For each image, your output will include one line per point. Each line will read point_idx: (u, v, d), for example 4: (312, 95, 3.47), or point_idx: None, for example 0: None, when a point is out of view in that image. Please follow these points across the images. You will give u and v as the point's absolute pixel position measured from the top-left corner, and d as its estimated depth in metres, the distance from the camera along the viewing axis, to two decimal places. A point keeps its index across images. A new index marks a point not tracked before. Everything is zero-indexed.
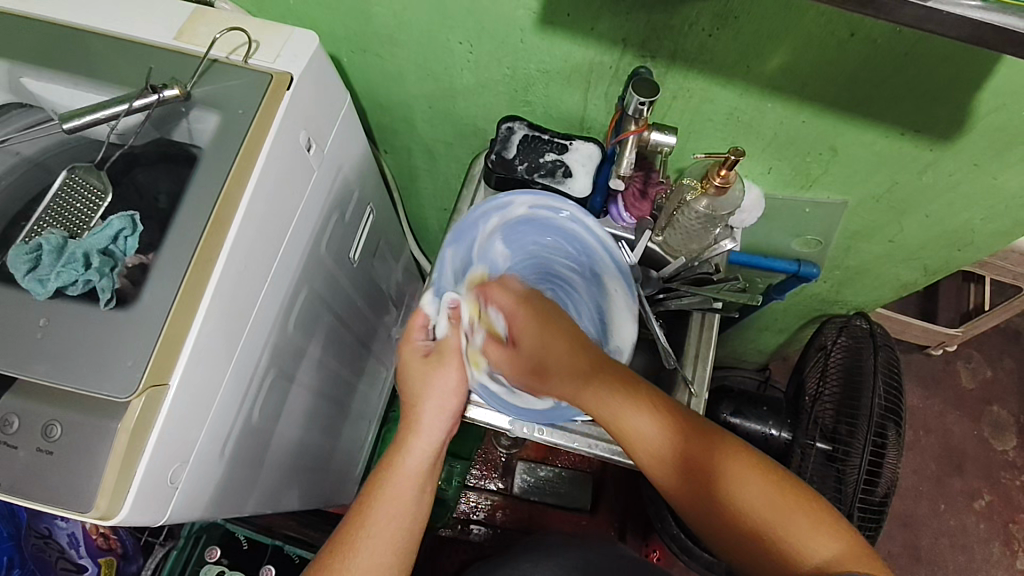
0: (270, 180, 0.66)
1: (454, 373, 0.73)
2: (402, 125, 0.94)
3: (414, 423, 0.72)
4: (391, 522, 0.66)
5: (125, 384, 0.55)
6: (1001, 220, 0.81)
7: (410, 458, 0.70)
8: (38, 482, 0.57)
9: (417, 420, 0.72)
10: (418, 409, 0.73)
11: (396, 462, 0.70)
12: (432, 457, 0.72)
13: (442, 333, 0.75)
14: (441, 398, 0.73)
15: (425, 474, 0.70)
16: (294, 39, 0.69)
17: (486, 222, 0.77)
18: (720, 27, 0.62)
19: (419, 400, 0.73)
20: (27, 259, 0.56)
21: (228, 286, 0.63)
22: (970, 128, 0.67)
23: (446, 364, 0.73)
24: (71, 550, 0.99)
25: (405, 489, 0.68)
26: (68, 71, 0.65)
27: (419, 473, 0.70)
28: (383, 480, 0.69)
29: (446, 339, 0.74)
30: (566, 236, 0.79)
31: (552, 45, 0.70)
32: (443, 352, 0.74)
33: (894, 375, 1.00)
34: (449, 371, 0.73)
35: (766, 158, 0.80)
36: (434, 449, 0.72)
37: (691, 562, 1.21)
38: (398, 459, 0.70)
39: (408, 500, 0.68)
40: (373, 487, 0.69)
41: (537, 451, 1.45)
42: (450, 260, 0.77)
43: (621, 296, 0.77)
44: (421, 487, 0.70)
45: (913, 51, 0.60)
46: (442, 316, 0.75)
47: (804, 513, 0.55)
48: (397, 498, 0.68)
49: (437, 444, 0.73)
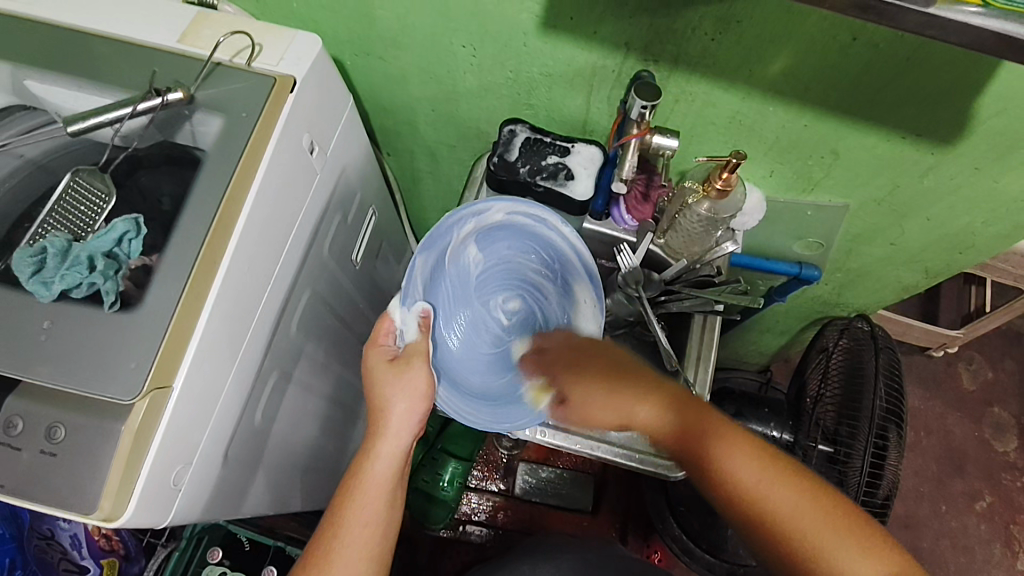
0: (274, 183, 0.66)
1: (424, 377, 0.70)
2: (405, 127, 0.94)
3: (382, 426, 0.68)
4: (364, 530, 0.64)
5: (130, 386, 0.55)
6: (1003, 223, 0.81)
7: (379, 463, 0.67)
8: (43, 484, 0.57)
9: (385, 423, 0.68)
10: (385, 413, 0.68)
11: (365, 468, 0.66)
12: (401, 460, 0.69)
13: (410, 340, 0.72)
14: (409, 400, 0.69)
15: (395, 480, 0.67)
16: (298, 43, 0.69)
17: (461, 227, 0.78)
18: (722, 32, 0.62)
19: (387, 404, 0.69)
20: (31, 261, 0.56)
21: (232, 289, 0.63)
22: (971, 132, 0.67)
23: (415, 368, 0.70)
24: (73, 552, 1.00)
25: (376, 498, 0.65)
26: (72, 74, 0.65)
27: (388, 477, 0.67)
28: (353, 486, 0.66)
29: (415, 345, 0.72)
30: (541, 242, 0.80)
31: (555, 49, 0.70)
32: (410, 356, 0.71)
33: (895, 377, 1.00)
34: (417, 373, 0.70)
35: (768, 161, 0.80)
36: (403, 453, 0.69)
37: (691, 562, 1.24)
38: (366, 465, 0.67)
39: (379, 506, 0.65)
40: (345, 492, 0.66)
41: (538, 453, 1.45)
42: (420, 267, 0.76)
43: (590, 305, 0.80)
44: (393, 492, 0.67)
45: (915, 56, 0.60)
46: (411, 321, 0.73)
47: (848, 532, 0.55)
48: (368, 505, 0.65)
49: (405, 447, 0.69)
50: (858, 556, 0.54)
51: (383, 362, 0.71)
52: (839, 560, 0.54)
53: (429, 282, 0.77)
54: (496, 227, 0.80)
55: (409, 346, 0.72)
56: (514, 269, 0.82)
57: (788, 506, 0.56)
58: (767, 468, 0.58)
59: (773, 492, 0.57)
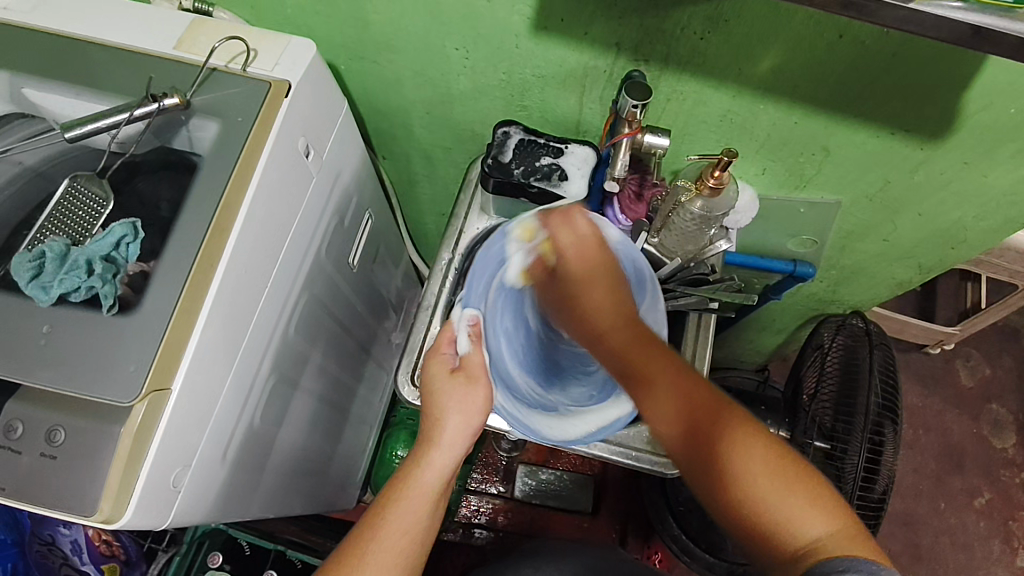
0: (271, 187, 0.67)
1: (482, 392, 0.70)
2: (400, 131, 0.95)
3: (438, 435, 0.68)
4: (401, 540, 0.63)
5: (128, 389, 0.56)
6: (994, 218, 0.81)
7: (429, 474, 0.66)
8: (43, 486, 0.57)
9: (439, 434, 0.68)
10: (442, 422, 0.68)
11: (414, 475, 0.66)
12: (450, 469, 0.69)
13: (465, 351, 0.73)
14: (467, 413, 0.69)
15: (440, 493, 0.67)
16: (292, 47, 0.70)
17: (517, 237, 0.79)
18: (711, 31, 0.63)
19: (442, 416, 0.69)
20: (30, 266, 0.57)
21: (229, 291, 0.64)
22: (958, 127, 0.68)
23: (476, 382, 0.71)
24: (74, 557, 1.00)
25: (420, 508, 0.65)
26: (68, 81, 0.66)
27: (434, 490, 0.67)
28: (397, 492, 0.65)
29: (469, 356, 0.72)
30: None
31: (546, 50, 0.71)
32: (471, 370, 0.71)
33: (890, 374, 1.00)
34: (480, 390, 0.71)
35: (760, 159, 0.81)
36: (453, 465, 0.69)
37: (692, 563, 1.22)
38: (416, 472, 0.67)
39: (419, 518, 0.65)
40: (387, 497, 0.65)
41: (537, 454, 1.44)
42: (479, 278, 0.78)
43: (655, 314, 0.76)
44: (434, 503, 0.66)
45: (901, 51, 0.61)
46: (463, 331, 0.74)
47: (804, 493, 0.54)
48: (410, 515, 0.64)
49: (455, 460, 0.69)
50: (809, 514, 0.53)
51: (441, 373, 0.71)
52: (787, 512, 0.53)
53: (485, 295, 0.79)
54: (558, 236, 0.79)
55: (465, 357, 0.72)
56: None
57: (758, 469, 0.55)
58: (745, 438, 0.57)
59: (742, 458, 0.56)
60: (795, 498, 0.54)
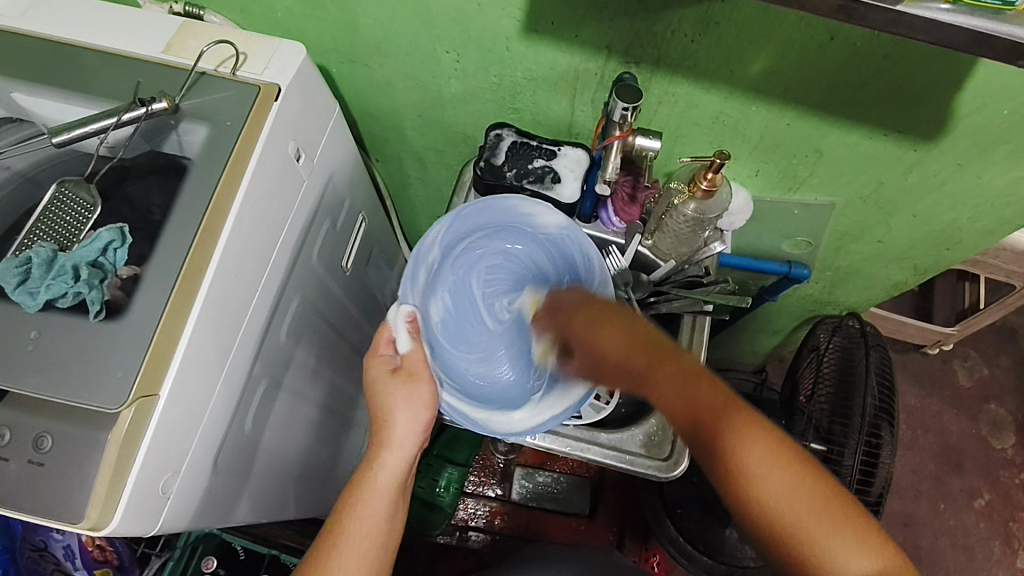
0: (260, 191, 0.67)
1: (426, 389, 0.69)
2: (393, 134, 0.94)
3: (386, 438, 0.68)
4: (364, 542, 0.64)
5: (116, 395, 0.55)
6: (988, 219, 0.81)
7: (383, 475, 0.67)
8: (30, 494, 0.57)
9: (387, 435, 0.67)
10: (390, 424, 0.68)
11: (367, 478, 0.66)
12: (404, 469, 0.68)
13: (404, 349, 0.70)
14: (412, 410, 0.68)
15: (397, 491, 0.68)
16: (282, 50, 0.70)
17: (457, 226, 0.77)
18: (702, 33, 0.62)
19: (389, 416, 0.68)
20: (16, 273, 0.56)
21: (218, 296, 0.63)
22: (951, 128, 0.68)
23: (419, 379, 0.69)
24: (67, 563, 1.00)
25: (378, 510, 0.66)
26: (56, 86, 0.65)
27: (390, 490, 0.67)
28: (355, 495, 0.66)
29: (412, 354, 0.70)
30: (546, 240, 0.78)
31: (537, 53, 0.70)
32: (413, 367, 0.69)
33: (887, 376, 0.99)
34: (422, 385, 0.69)
35: (753, 161, 0.80)
36: (407, 463, 0.68)
37: (689, 565, 1.23)
38: (369, 475, 0.67)
39: (379, 520, 0.66)
40: (348, 501, 0.66)
41: (535, 457, 1.44)
42: (420, 272, 0.75)
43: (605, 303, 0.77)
44: (393, 503, 0.67)
45: (893, 53, 0.61)
46: (401, 328, 0.70)
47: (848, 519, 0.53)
48: (368, 518, 0.65)
49: (409, 457, 0.68)
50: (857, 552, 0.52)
51: (383, 373, 0.69)
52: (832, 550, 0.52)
53: (427, 288, 0.76)
54: (501, 229, 0.79)
55: (406, 356, 0.70)
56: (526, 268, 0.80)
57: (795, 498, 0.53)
58: (778, 452, 0.55)
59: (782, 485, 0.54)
60: (839, 531, 0.52)
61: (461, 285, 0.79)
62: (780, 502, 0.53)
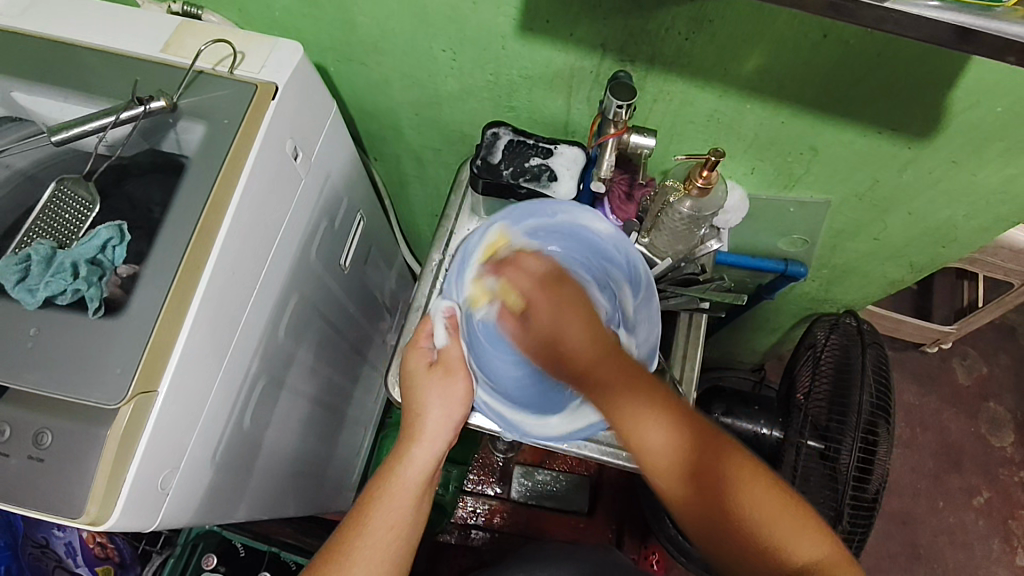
0: (258, 189, 0.67)
1: (461, 384, 0.72)
2: (391, 132, 0.95)
3: (416, 431, 0.71)
4: (388, 531, 0.65)
5: (115, 391, 0.56)
6: (983, 216, 0.81)
7: (411, 469, 0.69)
8: (29, 489, 0.57)
9: (419, 429, 0.70)
10: (422, 419, 0.71)
11: (396, 471, 0.69)
12: (431, 465, 0.71)
13: (443, 344, 0.73)
14: (446, 407, 0.71)
15: (424, 485, 0.69)
16: (279, 49, 0.70)
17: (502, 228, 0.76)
18: (696, 31, 0.63)
19: (423, 410, 0.71)
20: (15, 270, 0.57)
21: (215, 294, 0.64)
22: (945, 125, 0.68)
23: (455, 376, 0.72)
24: (69, 559, 1.00)
25: (405, 501, 0.67)
26: (55, 85, 0.66)
27: (417, 483, 0.69)
28: (381, 488, 0.68)
29: (448, 350, 0.73)
30: (596, 249, 0.78)
31: (532, 51, 0.71)
32: (449, 363, 0.73)
33: (883, 373, 1.00)
34: (459, 381, 0.72)
35: (748, 159, 0.81)
36: (434, 460, 0.71)
37: (687, 562, 1.23)
38: (398, 468, 0.69)
39: (406, 511, 0.67)
40: (372, 494, 0.68)
41: (533, 455, 1.43)
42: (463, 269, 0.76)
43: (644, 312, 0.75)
44: (419, 496, 0.69)
45: (885, 51, 0.61)
46: (440, 324, 0.73)
47: (803, 519, 0.56)
48: (395, 509, 0.67)
49: (437, 454, 0.71)
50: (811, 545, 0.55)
51: (420, 367, 0.72)
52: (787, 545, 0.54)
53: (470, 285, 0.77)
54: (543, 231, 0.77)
55: (443, 350, 0.73)
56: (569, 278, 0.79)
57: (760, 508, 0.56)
58: (752, 480, 0.57)
59: (747, 494, 0.56)
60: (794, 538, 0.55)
61: None
62: (744, 509, 0.56)
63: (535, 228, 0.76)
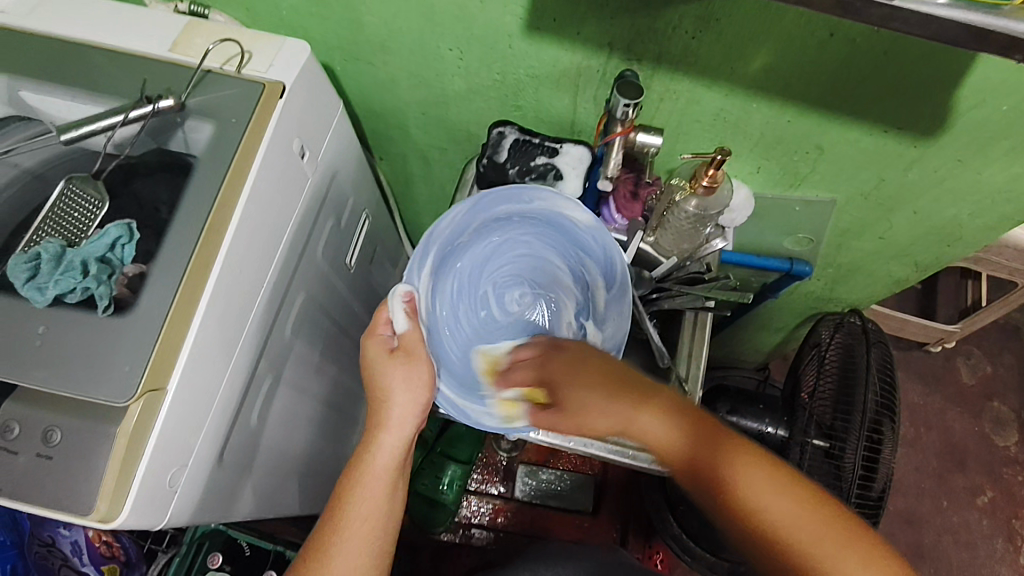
0: (265, 188, 0.67)
1: (424, 367, 0.71)
2: (397, 132, 0.95)
3: (384, 418, 0.69)
4: (365, 524, 0.64)
5: (123, 389, 0.56)
6: (989, 215, 0.81)
7: (380, 456, 0.67)
8: (38, 487, 0.58)
9: (386, 415, 0.69)
10: (387, 405, 0.69)
11: (366, 460, 0.67)
12: (402, 451, 0.69)
13: (402, 329, 0.71)
14: (411, 391, 0.70)
15: (396, 472, 0.68)
16: (286, 48, 0.70)
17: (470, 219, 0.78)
18: (703, 30, 0.63)
19: (388, 396, 0.69)
20: (25, 268, 0.57)
21: (223, 293, 0.64)
22: (951, 124, 0.68)
23: (417, 359, 0.71)
24: (74, 559, 1.00)
25: (377, 490, 0.66)
26: (64, 84, 0.66)
27: (390, 470, 0.67)
28: (353, 479, 0.66)
29: (409, 334, 0.71)
30: (573, 240, 0.79)
31: (539, 50, 0.71)
32: (410, 347, 0.71)
33: (888, 372, 0.99)
34: (420, 365, 0.71)
35: (754, 158, 0.81)
36: (403, 446, 0.69)
37: (692, 561, 1.23)
38: (367, 456, 0.67)
39: (379, 500, 0.66)
40: (346, 485, 0.66)
41: (537, 454, 1.44)
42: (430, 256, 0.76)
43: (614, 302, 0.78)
44: (392, 484, 0.67)
45: (892, 49, 0.61)
46: (398, 309, 0.72)
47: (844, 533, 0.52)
48: (368, 499, 0.65)
49: (406, 438, 0.69)
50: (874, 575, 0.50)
51: (381, 354, 0.71)
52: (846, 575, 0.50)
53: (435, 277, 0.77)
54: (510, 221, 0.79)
55: (403, 335, 0.71)
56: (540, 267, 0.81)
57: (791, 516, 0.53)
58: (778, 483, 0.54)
59: (796, 519, 0.53)
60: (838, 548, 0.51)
61: (471, 278, 0.79)
62: (794, 534, 0.52)
63: (507, 214, 0.78)
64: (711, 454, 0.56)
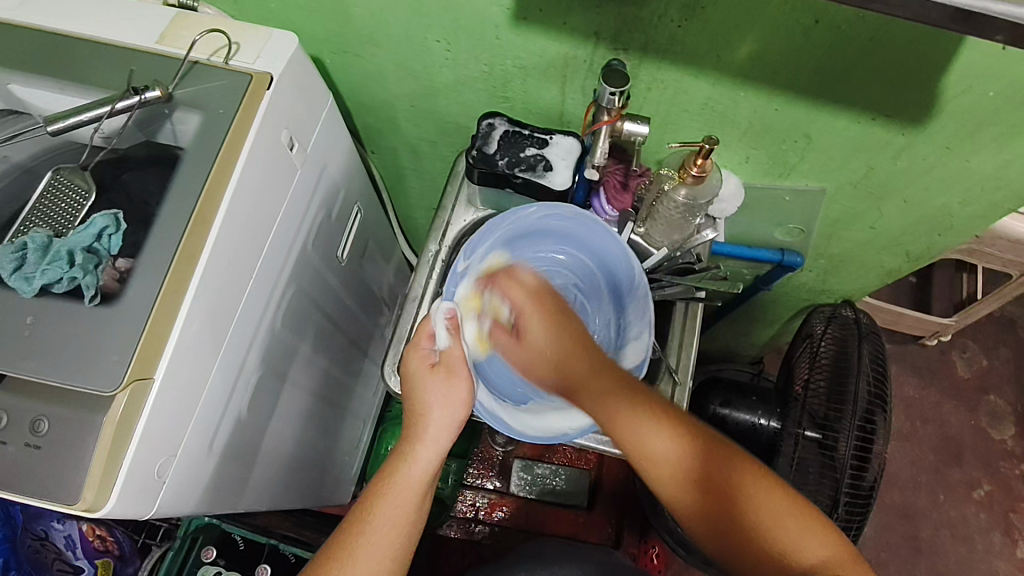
0: (254, 180, 0.68)
1: (464, 384, 0.72)
2: (387, 125, 0.95)
3: (421, 431, 0.70)
4: (392, 530, 0.64)
5: (111, 378, 0.56)
6: (979, 203, 0.81)
7: (413, 469, 0.68)
8: (26, 476, 0.58)
9: (424, 428, 0.70)
10: (426, 419, 0.70)
11: (399, 471, 0.68)
12: (435, 466, 0.70)
13: (445, 346, 0.73)
14: (450, 407, 0.71)
15: (425, 486, 0.68)
16: (273, 40, 0.70)
17: (499, 233, 0.80)
18: (688, 18, 0.63)
19: (427, 412, 0.70)
20: (12, 259, 0.58)
21: (212, 283, 0.64)
22: (938, 110, 0.68)
23: (457, 375, 0.72)
24: (68, 552, 1.00)
25: (406, 500, 0.66)
26: (53, 77, 0.66)
27: (423, 485, 0.68)
28: (385, 487, 0.67)
29: (450, 350, 0.72)
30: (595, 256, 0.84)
31: (526, 41, 0.71)
32: (451, 364, 0.72)
33: (880, 364, 0.99)
34: (461, 384, 0.72)
35: (743, 148, 0.81)
36: (436, 461, 0.70)
37: (687, 555, 1.21)
38: (400, 467, 0.68)
39: (408, 510, 0.66)
40: (375, 492, 0.67)
41: (533, 449, 1.44)
42: (462, 273, 0.79)
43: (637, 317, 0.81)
44: (423, 497, 0.68)
45: (877, 36, 0.61)
46: (441, 324, 0.73)
47: (805, 521, 0.60)
48: (398, 507, 0.66)
49: (439, 453, 0.70)
50: (815, 541, 0.59)
51: (422, 367, 0.72)
52: (801, 541, 0.59)
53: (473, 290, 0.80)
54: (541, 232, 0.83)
55: (445, 352, 0.72)
56: (582, 276, 0.86)
57: (766, 511, 0.60)
58: (750, 479, 0.62)
59: (767, 507, 0.61)
60: (798, 530, 0.60)
61: None
62: (759, 529, 0.60)
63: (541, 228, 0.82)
64: (709, 463, 0.64)
